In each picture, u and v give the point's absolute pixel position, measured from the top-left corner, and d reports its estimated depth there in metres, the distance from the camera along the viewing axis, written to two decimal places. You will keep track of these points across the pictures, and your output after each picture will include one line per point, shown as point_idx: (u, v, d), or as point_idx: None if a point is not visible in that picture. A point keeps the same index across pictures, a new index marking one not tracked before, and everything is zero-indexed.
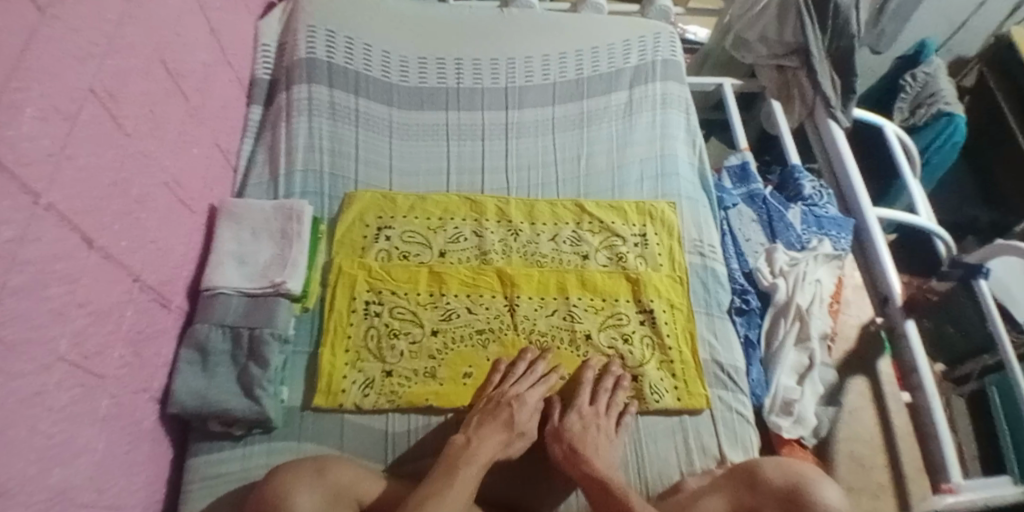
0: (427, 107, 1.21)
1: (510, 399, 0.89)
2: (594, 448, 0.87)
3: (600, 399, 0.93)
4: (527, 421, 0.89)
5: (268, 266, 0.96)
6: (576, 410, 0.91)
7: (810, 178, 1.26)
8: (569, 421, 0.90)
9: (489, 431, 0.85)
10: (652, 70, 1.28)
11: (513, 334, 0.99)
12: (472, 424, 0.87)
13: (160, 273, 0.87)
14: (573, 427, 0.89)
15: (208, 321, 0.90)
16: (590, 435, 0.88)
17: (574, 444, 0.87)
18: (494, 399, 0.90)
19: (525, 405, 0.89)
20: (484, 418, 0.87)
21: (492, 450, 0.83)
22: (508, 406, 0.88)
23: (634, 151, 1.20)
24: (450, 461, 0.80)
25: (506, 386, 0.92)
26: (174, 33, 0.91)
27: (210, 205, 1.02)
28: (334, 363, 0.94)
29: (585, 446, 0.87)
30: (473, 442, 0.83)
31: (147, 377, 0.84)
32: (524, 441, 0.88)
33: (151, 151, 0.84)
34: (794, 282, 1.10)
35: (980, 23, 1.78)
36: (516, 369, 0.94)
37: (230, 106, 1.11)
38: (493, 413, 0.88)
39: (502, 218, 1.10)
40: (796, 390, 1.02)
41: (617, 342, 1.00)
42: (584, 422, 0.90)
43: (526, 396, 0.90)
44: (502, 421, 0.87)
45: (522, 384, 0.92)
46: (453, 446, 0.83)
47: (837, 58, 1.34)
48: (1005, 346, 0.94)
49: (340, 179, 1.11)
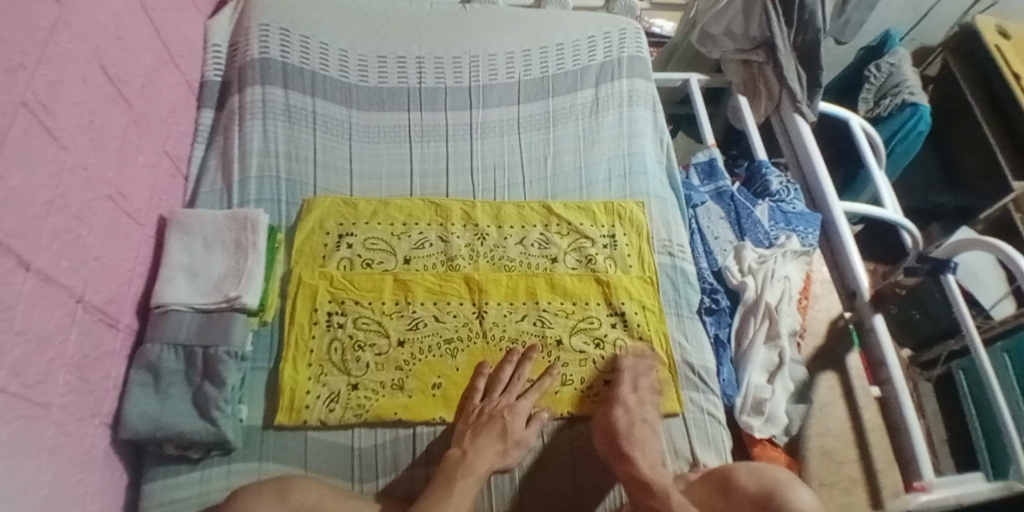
0: (388, 108, 1.17)
1: (504, 407, 0.89)
2: (643, 443, 0.85)
3: (637, 391, 0.92)
4: (522, 429, 0.88)
5: (222, 279, 0.92)
6: (620, 406, 0.89)
7: (776, 174, 1.27)
8: (617, 417, 0.88)
9: (484, 443, 0.84)
10: (617, 67, 1.26)
11: (482, 342, 0.97)
12: (467, 435, 0.86)
13: (106, 291, 0.82)
14: (620, 422, 0.87)
15: (159, 340, 0.86)
16: (636, 431, 0.86)
17: (620, 443, 0.85)
18: (486, 412, 0.88)
19: (516, 415, 0.89)
20: (478, 429, 0.86)
21: (488, 463, 0.82)
22: (501, 418, 0.87)
23: (601, 149, 1.18)
24: (448, 474, 0.79)
25: (495, 397, 0.90)
26: (115, 36, 0.86)
27: (158, 216, 0.97)
28: (296, 378, 0.91)
29: (631, 442, 0.85)
30: (470, 453, 0.82)
31: (95, 402, 0.79)
32: (523, 448, 0.87)
33: (91, 164, 0.79)
34: (763, 279, 1.10)
35: (944, 11, 1.85)
36: (504, 375, 0.93)
37: (179, 111, 1.06)
38: (487, 425, 0.86)
39: (468, 222, 1.08)
40: (766, 389, 1.02)
41: (589, 345, 0.99)
42: (630, 420, 0.88)
43: (519, 406, 0.90)
44: (495, 432, 0.85)
45: (510, 393, 0.91)
46: (450, 459, 0.82)
47: (803, 51, 1.33)
48: (970, 333, 0.94)
49: (298, 184, 1.07)
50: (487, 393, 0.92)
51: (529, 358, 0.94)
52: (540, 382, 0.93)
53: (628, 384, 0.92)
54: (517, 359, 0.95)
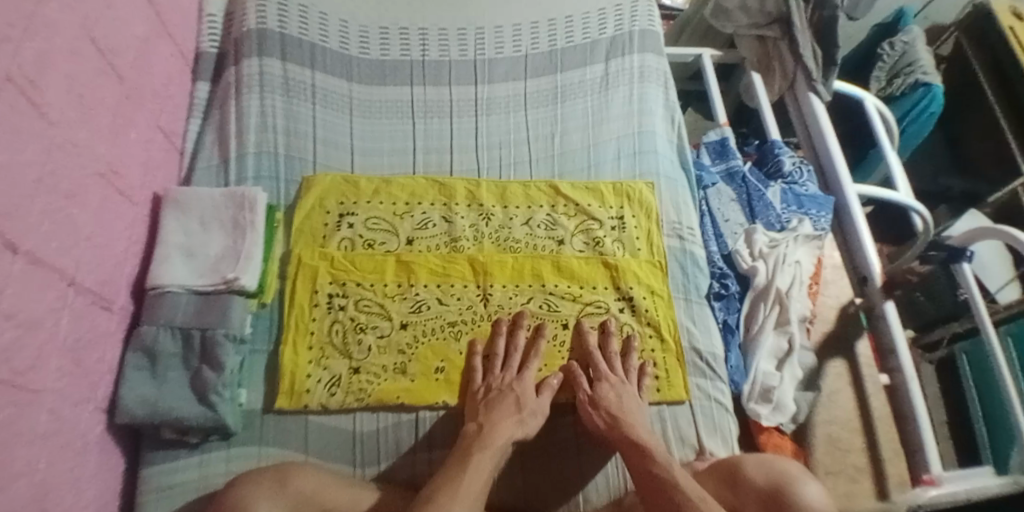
0: (391, 82, 1.13)
1: (510, 381, 0.88)
2: (634, 415, 0.86)
3: (618, 366, 0.92)
4: (534, 399, 0.87)
5: (219, 260, 0.89)
6: (605, 380, 0.89)
7: (790, 154, 1.24)
8: (603, 391, 0.88)
9: (500, 415, 0.83)
10: (629, 41, 1.21)
11: (487, 326, 0.95)
12: (481, 408, 0.85)
13: (99, 273, 0.79)
14: (608, 395, 0.87)
15: (156, 323, 0.84)
16: (627, 404, 0.87)
17: (613, 412, 0.86)
18: (494, 387, 0.88)
19: (525, 385, 0.88)
20: (492, 401, 0.86)
21: (508, 433, 0.82)
22: (512, 392, 0.86)
23: (610, 128, 1.14)
24: (465, 448, 0.79)
25: (495, 374, 0.89)
26: (105, 6, 0.81)
27: (153, 194, 0.94)
28: (296, 362, 0.89)
29: (623, 413, 0.86)
30: (486, 427, 0.82)
31: (90, 386, 0.77)
32: (541, 418, 0.86)
33: (82, 141, 0.76)
34: (774, 264, 1.07)
35: None
36: (498, 348, 0.92)
37: (173, 84, 1.02)
38: (498, 398, 0.86)
39: (473, 202, 1.04)
40: (775, 376, 1.00)
41: (621, 333, 0.98)
42: (617, 392, 0.88)
43: (525, 377, 0.89)
44: (509, 404, 0.85)
45: (510, 370, 0.90)
46: (467, 435, 0.82)
47: (819, 27, 1.29)
48: (981, 315, 0.95)
49: (297, 160, 1.03)
50: (486, 369, 0.91)
51: (522, 325, 0.94)
52: (536, 347, 0.93)
53: (612, 361, 0.93)
54: (510, 330, 0.94)
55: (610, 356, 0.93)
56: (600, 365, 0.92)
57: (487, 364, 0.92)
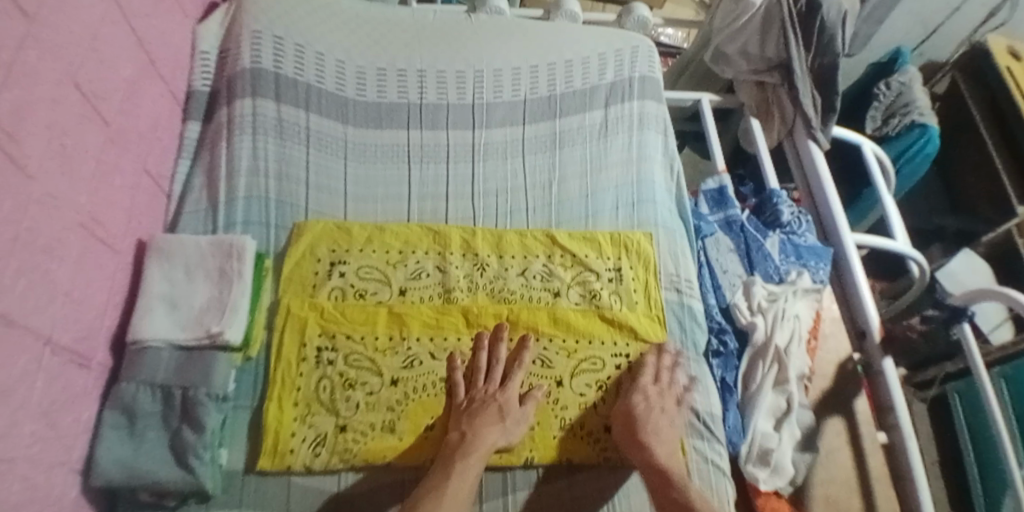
0: (387, 125, 1.11)
1: (494, 391, 0.90)
2: (659, 430, 0.89)
3: (660, 376, 0.95)
4: (517, 408, 0.89)
5: (204, 311, 0.86)
6: (640, 392, 0.92)
7: (788, 203, 1.22)
8: (636, 404, 0.91)
9: (483, 424, 0.85)
10: (629, 87, 1.20)
11: (472, 358, 0.94)
12: (465, 417, 0.87)
13: (76, 329, 0.75)
14: (639, 407, 0.90)
15: (135, 380, 0.80)
16: (653, 418, 0.89)
17: (637, 426, 0.88)
18: (477, 399, 0.89)
19: (508, 394, 0.90)
20: (475, 410, 0.87)
21: (491, 438, 0.84)
22: (495, 401, 0.89)
23: (608, 176, 1.12)
24: (448, 455, 0.83)
25: (478, 387, 0.91)
26: (91, 49, 0.79)
27: (137, 240, 0.91)
28: (280, 420, 0.86)
29: (648, 426, 0.88)
30: (468, 436, 0.84)
31: (64, 448, 0.73)
32: (525, 425, 0.88)
33: (62, 193, 0.73)
34: (773, 320, 1.06)
35: (951, 29, 1.74)
36: (480, 361, 0.93)
37: (161, 125, 0.99)
38: (482, 408, 0.88)
39: (468, 251, 1.02)
40: (773, 438, 0.98)
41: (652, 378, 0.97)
42: (648, 405, 0.91)
43: (508, 386, 0.91)
44: (492, 414, 0.87)
45: (492, 381, 0.91)
46: (449, 442, 0.84)
47: (819, 75, 1.29)
48: (972, 357, 0.95)
49: (288, 206, 1.01)
50: (469, 384, 0.92)
51: (501, 338, 0.94)
52: (517, 359, 0.93)
53: (649, 371, 0.95)
54: (490, 344, 0.94)
55: (643, 367, 0.96)
56: (641, 376, 0.95)
57: (468, 379, 0.93)
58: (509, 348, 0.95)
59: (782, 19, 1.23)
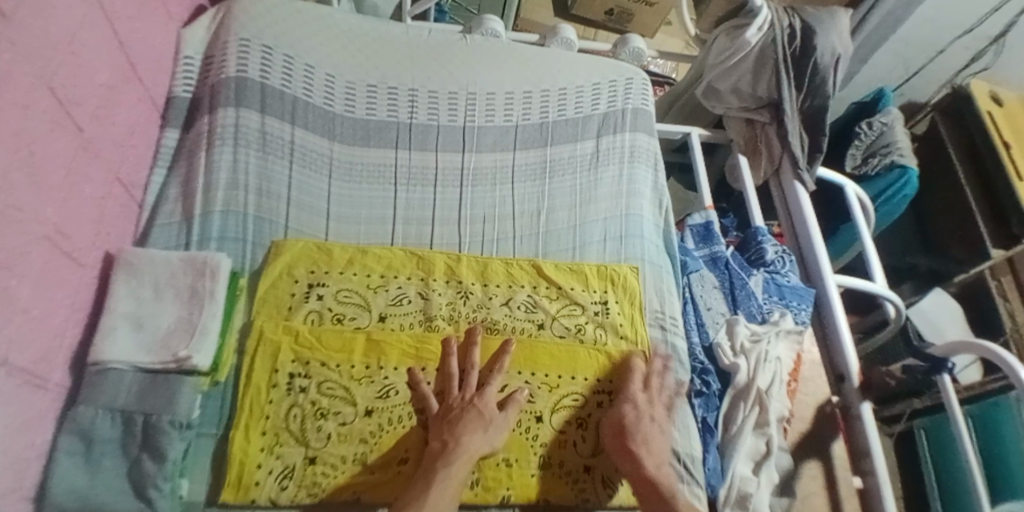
0: (375, 144, 1.09)
1: (471, 398, 0.88)
2: (654, 437, 0.90)
3: (647, 388, 0.95)
4: (495, 414, 0.86)
5: (171, 333, 0.82)
6: (630, 401, 0.92)
7: (773, 241, 1.22)
8: (625, 414, 0.91)
9: (465, 431, 0.83)
10: (621, 119, 1.19)
11: (442, 363, 0.92)
12: (446, 426, 0.84)
13: (34, 348, 0.70)
14: (629, 416, 0.91)
15: (94, 403, 0.76)
16: (645, 426, 0.90)
17: (628, 437, 0.89)
18: (454, 406, 0.87)
19: (486, 399, 0.87)
20: (457, 418, 0.85)
21: (474, 446, 0.82)
22: (473, 407, 0.86)
23: (597, 208, 1.11)
24: (429, 465, 0.80)
25: (453, 395, 0.89)
26: (68, 53, 0.75)
27: (105, 253, 0.86)
28: (246, 450, 0.81)
29: (638, 438, 0.89)
30: (451, 444, 0.82)
31: (14, 476, 0.69)
32: (504, 430, 0.86)
33: (27, 204, 0.68)
34: (755, 362, 1.03)
35: (934, 70, 1.75)
36: (451, 368, 0.90)
37: (138, 131, 0.95)
38: (462, 415, 0.85)
39: (451, 278, 1.00)
40: (752, 482, 0.96)
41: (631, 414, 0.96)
42: (638, 417, 0.91)
43: (487, 391, 0.88)
44: (474, 420, 0.85)
45: (468, 389, 0.89)
46: (431, 451, 0.82)
47: (809, 115, 1.30)
48: (949, 401, 0.95)
49: (267, 222, 0.97)
50: (445, 393, 0.90)
51: (475, 344, 0.93)
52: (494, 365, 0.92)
53: (640, 385, 0.95)
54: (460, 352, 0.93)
55: (642, 380, 0.96)
56: (631, 383, 0.95)
57: (443, 387, 0.91)
58: (483, 355, 0.93)
59: (775, 58, 1.23)
